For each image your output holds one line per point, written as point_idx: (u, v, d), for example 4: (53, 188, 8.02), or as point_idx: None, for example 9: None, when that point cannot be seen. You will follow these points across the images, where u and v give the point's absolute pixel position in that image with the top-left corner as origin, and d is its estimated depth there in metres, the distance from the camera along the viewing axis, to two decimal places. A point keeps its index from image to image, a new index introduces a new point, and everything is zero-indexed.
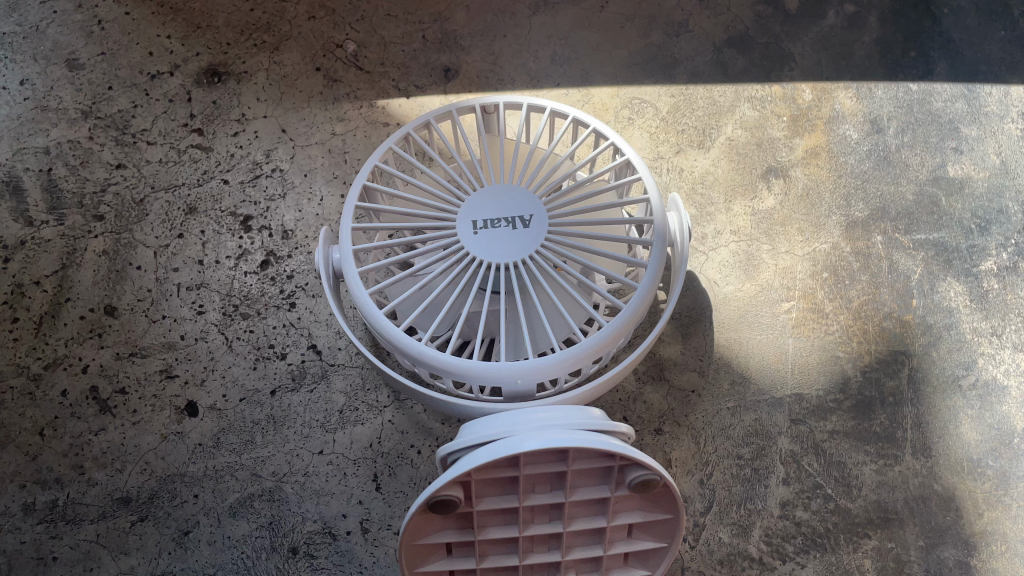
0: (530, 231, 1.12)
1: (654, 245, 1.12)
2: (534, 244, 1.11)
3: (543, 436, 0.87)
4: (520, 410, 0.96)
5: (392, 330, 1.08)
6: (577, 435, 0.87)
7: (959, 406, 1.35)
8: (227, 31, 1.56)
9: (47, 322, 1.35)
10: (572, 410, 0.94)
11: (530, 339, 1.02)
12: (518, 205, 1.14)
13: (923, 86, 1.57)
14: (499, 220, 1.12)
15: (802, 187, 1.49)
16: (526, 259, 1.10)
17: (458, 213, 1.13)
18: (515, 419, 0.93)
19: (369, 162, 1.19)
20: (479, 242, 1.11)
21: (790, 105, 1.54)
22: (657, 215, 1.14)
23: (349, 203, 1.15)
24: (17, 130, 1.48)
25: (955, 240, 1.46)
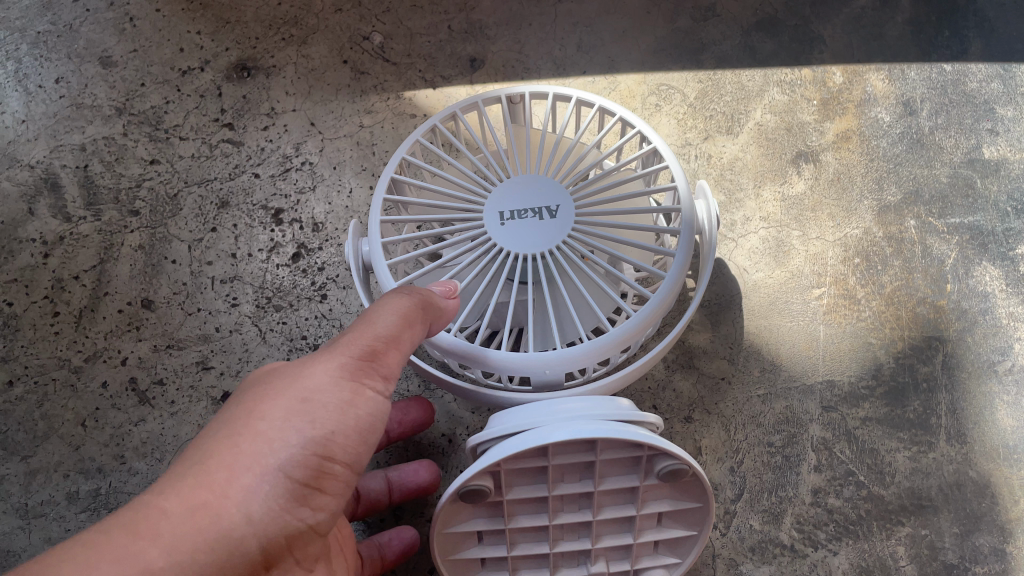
0: (557, 221, 1.11)
1: (682, 236, 1.11)
2: (561, 234, 1.10)
3: (570, 427, 0.87)
4: (545, 402, 0.96)
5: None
6: (604, 426, 0.88)
7: (994, 392, 1.33)
8: (256, 26, 1.58)
9: (87, 315, 1.39)
10: (600, 400, 0.95)
11: (557, 330, 1.02)
12: (545, 195, 1.13)
13: (956, 67, 1.54)
14: (526, 212, 1.11)
15: (834, 171, 1.47)
16: (553, 249, 1.10)
17: (485, 205, 1.14)
18: (541, 410, 0.94)
19: (397, 155, 1.19)
20: (507, 233, 1.11)
21: (820, 89, 1.52)
22: (684, 204, 1.13)
23: (377, 196, 1.16)
24: (53, 127, 1.51)
25: (990, 223, 1.43)
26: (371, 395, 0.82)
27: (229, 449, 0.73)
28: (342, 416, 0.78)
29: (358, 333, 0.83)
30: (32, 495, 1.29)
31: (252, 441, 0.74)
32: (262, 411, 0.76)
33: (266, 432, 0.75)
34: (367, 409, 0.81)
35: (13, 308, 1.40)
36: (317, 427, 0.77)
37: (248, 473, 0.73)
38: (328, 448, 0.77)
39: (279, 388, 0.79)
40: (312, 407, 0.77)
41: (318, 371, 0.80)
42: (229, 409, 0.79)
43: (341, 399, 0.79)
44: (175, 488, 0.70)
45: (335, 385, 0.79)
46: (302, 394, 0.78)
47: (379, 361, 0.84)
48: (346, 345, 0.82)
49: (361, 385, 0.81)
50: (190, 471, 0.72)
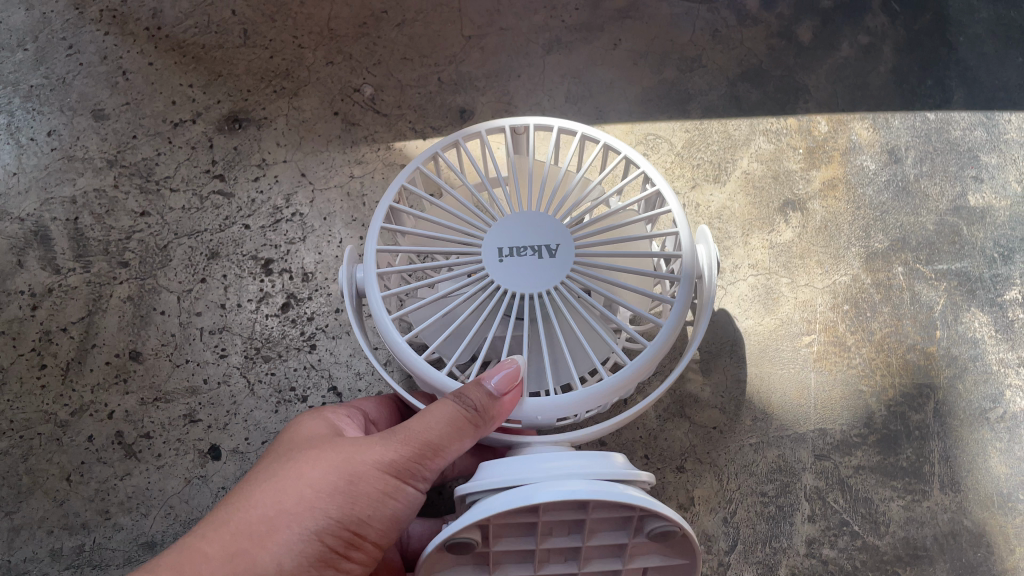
0: (558, 260, 1.08)
1: (681, 285, 1.08)
2: (561, 275, 1.07)
3: (559, 486, 0.84)
4: (536, 458, 0.93)
5: (416, 361, 1.04)
6: (593, 486, 0.84)
7: (986, 439, 1.35)
8: (247, 78, 1.56)
9: (74, 368, 1.39)
10: (593, 459, 0.92)
11: (553, 377, 0.99)
12: (545, 233, 1.09)
13: (940, 115, 1.54)
14: (526, 250, 1.07)
15: (821, 219, 1.46)
16: (552, 289, 1.06)
17: (484, 239, 1.09)
18: (533, 466, 0.91)
19: (396, 184, 1.15)
20: (504, 270, 1.07)
21: (805, 138, 1.52)
22: (685, 253, 1.10)
23: (374, 223, 1.11)
24: (44, 180, 1.49)
25: (978, 270, 1.44)
26: (411, 491, 0.90)
27: (278, 506, 0.86)
28: (379, 502, 0.88)
29: (415, 430, 0.90)
30: (14, 552, 1.29)
31: (295, 501, 0.86)
32: (312, 475, 0.88)
33: (309, 497, 0.86)
34: (403, 500, 0.90)
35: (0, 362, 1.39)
36: (355, 507, 0.87)
37: (287, 529, 0.85)
38: (360, 527, 0.88)
39: (335, 461, 0.90)
40: (355, 489, 0.88)
41: (371, 456, 0.90)
42: (288, 461, 0.92)
43: (380, 490, 0.88)
44: (229, 532, 0.85)
45: (380, 475, 0.89)
46: (352, 475, 0.88)
47: (428, 460, 0.91)
48: (402, 438, 0.90)
49: (405, 481, 0.90)
50: (244, 517, 0.86)
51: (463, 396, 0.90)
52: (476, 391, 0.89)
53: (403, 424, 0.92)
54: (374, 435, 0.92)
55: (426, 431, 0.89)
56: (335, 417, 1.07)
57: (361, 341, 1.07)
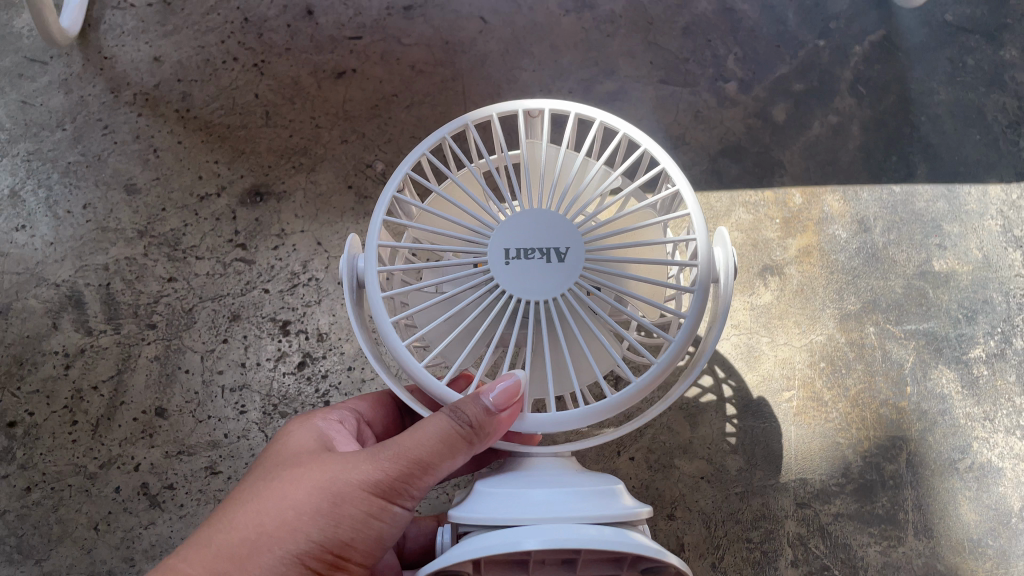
0: (568, 264, 1.02)
1: (694, 295, 1.03)
2: (568, 283, 1.01)
3: (549, 531, 0.77)
4: (529, 494, 0.86)
5: (413, 365, 1.03)
6: (587, 533, 0.77)
7: (956, 487, 1.45)
8: (268, 155, 1.68)
9: (103, 424, 1.49)
10: (593, 501, 0.85)
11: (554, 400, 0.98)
12: (556, 234, 1.03)
13: (905, 188, 1.67)
14: (534, 252, 1.02)
15: (797, 283, 1.58)
16: (558, 295, 1.01)
17: (490, 239, 1.04)
18: (526, 503, 0.85)
19: (401, 170, 1.12)
20: (510, 274, 1.02)
21: (782, 209, 1.64)
22: (701, 260, 1.04)
23: (377, 213, 1.09)
24: (79, 249, 1.61)
25: (944, 329, 1.56)
26: (395, 512, 0.97)
27: (264, 527, 0.94)
28: (361, 523, 0.95)
29: (404, 449, 0.96)
30: None
31: (279, 524, 0.94)
32: (298, 499, 0.95)
33: (293, 520, 0.94)
34: (387, 520, 0.97)
35: (34, 418, 1.49)
36: (338, 529, 0.94)
37: (270, 551, 0.93)
38: (341, 548, 0.95)
39: (321, 480, 0.97)
40: (338, 512, 0.95)
41: (356, 476, 0.96)
42: (275, 482, 0.99)
43: (364, 512, 0.95)
44: (215, 553, 0.93)
45: (364, 497, 0.95)
46: (337, 497, 0.95)
47: (413, 480, 0.97)
48: (388, 459, 0.96)
49: (390, 501, 0.96)
50: (230, 539, 0.94)
51: (456, 413, 0.95)
52: (473, 405, 0.94)
53: (394, 442, 0.98)
54: (361, 455, 0.99)
55: (416, 449, 0.95)
56: (327, 427, 1.13)
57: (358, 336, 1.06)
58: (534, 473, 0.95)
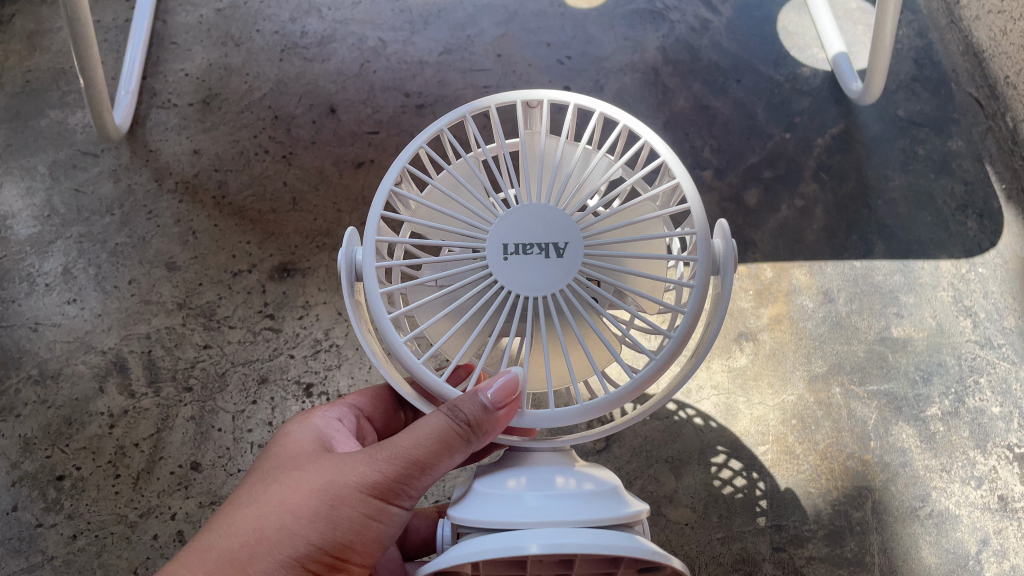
0: (564, 260, 1.11)
1: (693, 291, 1.12)
2: (565, 278, 1.11)
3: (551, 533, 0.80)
4: (530, 497, 0.92)
5: (412, 360, 1.12)
6: (588, 535, 0.80)
7: (918, 533, 1.59)
8: (295, 236, 1.88)
9: (143, 477, 1.64)
10: (593, 510, 0.88)
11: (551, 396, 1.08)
12: (555, 230, 1.12)
13: (865, 263, 1.86)
14: (532, 249, 1.11)
15: (769, 347, 1.76)
16: (553, 289, 1.11)
17: (491, 234, 1.13)
18: (527, 507, 0.90)
19: (399, 166, 1.20)
20: (510, 269, 1.12)
21: (754, 281, 1.83)
22: (699, 255, 1.12)
23: (375, 207, 1.17)
24: (124, 320, 1.80)
25: (903, 389, 1.73)
26: (390, 512, 1.09)
27: (269, 525, 1.06)
28: (357, 523, 1.07)
29: (400, 452, 1.07)
30: None
31: (282, 523, 1.06)
32: (298, 500, 1.07)
33: (295, 519, 1.06)
34: (383, 518, 1.08)
35: (80, 471, 1.65)
36: (337, 528, 1.06)
37: (273, 548, 1.04)
38: (341, 544, 1.07)
39: (321, 483, 1.08)
40: (336, 513, 1.06)
41: (355, 479, 1.07)
42: (277, 485, 1.11)
43: (360, 512, 1.07)
44: (223, 547, 1.05)
45: (360, 499, 1.07)
46: (336, 500, 1.06)
47: (407, 482, 1.08)
48: (383, 463, 1.08)
49: (387, 501, 1.08)
50: (237, 536, 1.06)
51: (452, 415, 1.06)
52: (472, 404, 1.05)
53: (392, 444, 1.09)
54: (358, 458, 1.10)
55: (412, 452, 1.07)
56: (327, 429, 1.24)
57: (356, 327, 1.14)
58: (536, 470, 1.01)
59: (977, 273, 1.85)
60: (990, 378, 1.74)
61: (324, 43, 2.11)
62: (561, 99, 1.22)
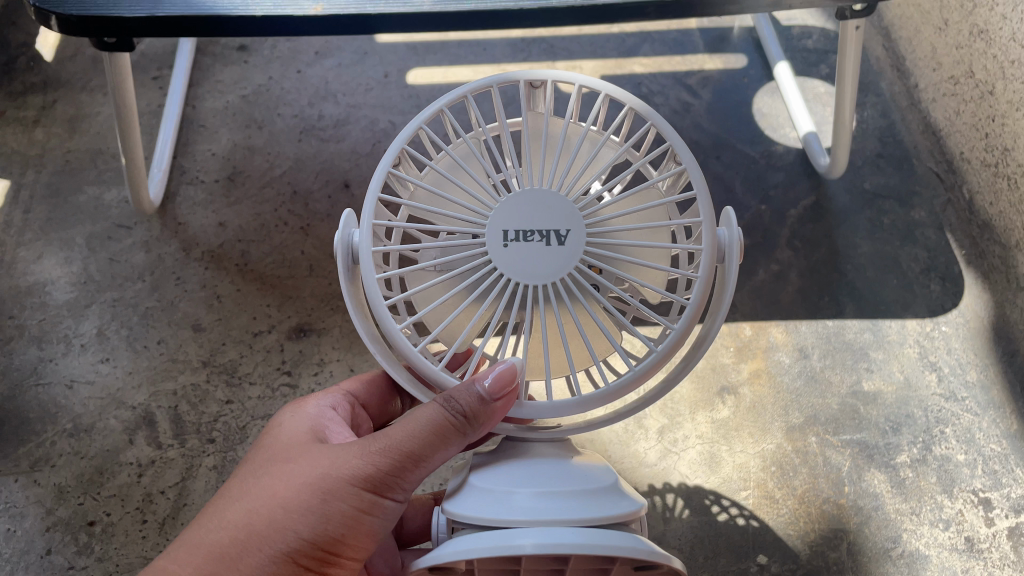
0: (565, 248, 1.22)
1: (699, 281, 1.23)
2: (566, 265, 1.21)
3: (544, 533, 0.90)
4: (523, 497, 1.00)
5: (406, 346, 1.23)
6: (578, 535, 0.90)
7: (891, 572, 1.71)
8: (311, 299, 2.04)
9: (169, 522, 1.77)
10: (580, 506, 0.98)
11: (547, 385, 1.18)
12: (558, 218, 1.23)
13: (836, 322, 2.02)
14: (535, 237, 1.21)
15: (749, 400, 1.90)
16: (552, 273, 1.21)
17: (498, 222, 1.23)
18: (521, 506, 0.98)
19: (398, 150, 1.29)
20: (514, 254, 1.21)
21: (734, 339, 1.98)
22: (706, 246, 1.23)
23: (372, 192, 1.26)
24: (153, 377, 1.95)
25: (874, 439, 1.86)
26: (381, 505, 1.19)
27: (266, 511, 1.18)
28: (347, 516, 1.17)
29: (393, 446, 1.18)
30: None
31: (278, 510, 1.17)
32: (293, 490, 1.18)
33: (290, 507, 1.17)
34: (374, 511, 1.18)
35: (110, 517, 1.77)
36: (328, 518, 1.17)
37: (268, 532, 1.16)
38: (333, 534, 1.17)
39: (315, 476, 1.19)
40: (328, 504, 1.17)
41: (348, 473, 1.18)
42: (276, 475, 1.22)
43: (351, 505, 1.17)
44: (221, 534, 1.18)
45: (351, 492, 1.17)
46: (328, 492, 1.17)
47: (398, 477, 1.18)
48: (374, 459, 1.18)
49: (379, 494, 1.18)
50: (237, 520, 1.18)
51: (446, 407, 1.16)
52: (468, 394, 1.16)
53: (387, 438, 1.19)
54: (353, 453, 1.20)
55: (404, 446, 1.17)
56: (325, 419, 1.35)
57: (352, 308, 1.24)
58: (530, 468, 1.09)
59: (941, 331, 2.00)
60: (955, 428, 1.88)
61: (339, 125, 2.32)
62: (566, 79, 1.31)
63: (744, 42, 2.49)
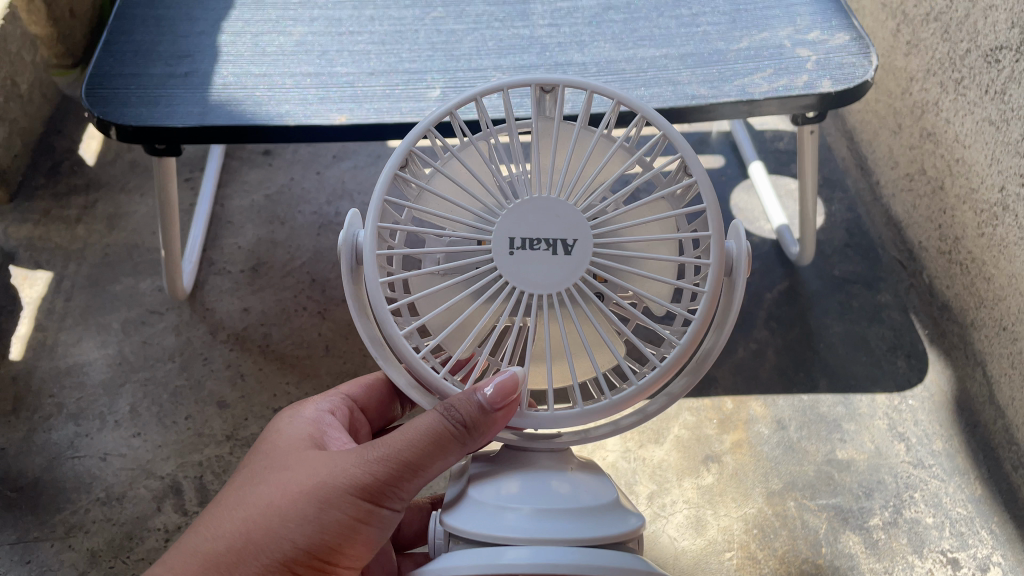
0: (572, 258, 1.16)
1: (705, 296, 1.18)
2: (571, 277, 1.16)
3: (540, 552, 1.01)
4: (520, 514, 1.08)
5: (411, 358, 1.18)
6: (571, 555, 1.01)
7: None
8: (327, 377, 2.22)
9: None
10: (575, 523, 1.07)
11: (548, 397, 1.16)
12: (564, 227, 1.16)
13: (811, 396, 2.19)
14: (540, 246, 1.16)
15: (732, 468, 2.06)
16: (558, 285, 1.16)
17: (499, 229, 1.17)
18: (519, 525, 1.06)
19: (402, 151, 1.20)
20: (517, 264, 1.16)
21: (717, 411, 2.15)
22: (712, 259, 1.18)
23: (376, 193, 1.18)
24: (181, 450, 2.11)
25: (848, 503, 2.01)
26: (378, 513, 1.17)
27: (263, 518, 1.18)
28: (342, 525, 1.16)
29: (390, 455, 1.16)
30: None
31: (274, 518, 1.17)
32: (290, 498, 1.18)
33: (285, 516, 1.17)
34: (372, 519, 1.17)
35: None
36: (322, 527, 1.16)
37: (263, 540, 1.17)
38: (329, 543, 1.16)
39: (310, 485, 1.18)
40: (322, 513, 1.16)
41: (342, 482, 1.16)
42: (274, 481, 1.22)
43: (346, 513, 1.16)
44: (216, 541, 1.19)
45: (346, 501, 1.16)
46: (323, 501, 1.16)
47: (397, 486, 1.17)
48: (370, 467, 1.17)
49: (376, 502, 1.17)
50: (234, 527, 1.19)
51: (445, 416, 1.13)
52: (468, 405, 1.12)
53: (385, 445, 1.17)
54: (351, 461, 1.19)
55: (403, 455, 1.15)
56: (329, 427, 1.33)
57: (354, 318, 1.19)
58: (530, 479, 1.15)
59: (907, 404, 2.17)
60: (923, 493, 2.02)
61: None
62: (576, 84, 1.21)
63: (721, 145, 2.76)
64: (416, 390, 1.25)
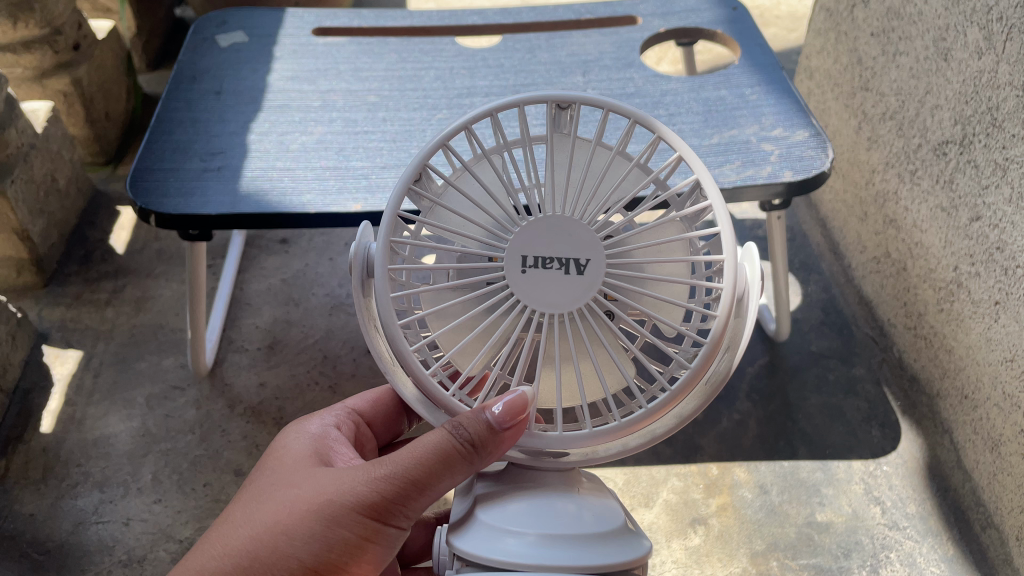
0: (584, 277, 1.19)
1: (716, 321, 1.20)
2: (583, 296, 1.19)
3: None
4: (524, 539, 1.12)
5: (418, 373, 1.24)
6: None
7: None
8: None
9: None
10: (577, 551, 1.11)
11: (556, 413, 1.20)
12: (577, 246, 1.19)
13: (792, 463, 2.33)
14: (552, 265, 1.18)
15: (718, 530, 2.18)
16: (568, 303, 1.19)
17: (511, 247, 1.20)
18: (522, 550, 1.11)
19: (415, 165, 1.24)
20: (530, 282, 1.19)
21: (703, 477, 2.30)
22: (726, 283, 1.19)
23: (388, 209, 1.24)
24: (199, 515, 2.23)
25: (828, 563, 2.12)
26: (384, 532, 1.27)
27: (272, 534, 1.27)
28: (349, 542, 1.25)
29: (397, 475, 1.25)
30: None
31: (281, 534, 1.26)
32: (298, 516, 1.27)
33: (293, 533, 1.26)
34: (377, 538, 1.27)
35: None
36: (328, 545, 1.25)
37: (270, 555, 1.26)
38: (335, 559, 1.26)
39: (320, 505, 1.27)
40: (329, 531, 1.25)
41: (350, 501, 1.26)
42: (281, 500, 1.30)
43: (353, 532, 1.25)
44: (226, 555, 1.27)
45: (353, 520, 1.25)
46: (331, 520, 1.25)
47: (402, 506, 1.26)
48: (377, 487, 1.25)
49: (382, 521, 1.26)
50: (243, 542, 1.27)
51: (453, 434, 1.21)
52: (478, 424, 1.19)
53: (393, 466, 1.26)
54: (357, 480, 1.28)
55: (409, 475, 1.24)
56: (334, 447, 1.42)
57: (362, 333, 1.25)
58: (539, 502, 1.19)
59: (882, 470, 2.31)
60: (899, 553, 2.14)
61: None
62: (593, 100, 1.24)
63: None
64: (422, 405, 1.31)
